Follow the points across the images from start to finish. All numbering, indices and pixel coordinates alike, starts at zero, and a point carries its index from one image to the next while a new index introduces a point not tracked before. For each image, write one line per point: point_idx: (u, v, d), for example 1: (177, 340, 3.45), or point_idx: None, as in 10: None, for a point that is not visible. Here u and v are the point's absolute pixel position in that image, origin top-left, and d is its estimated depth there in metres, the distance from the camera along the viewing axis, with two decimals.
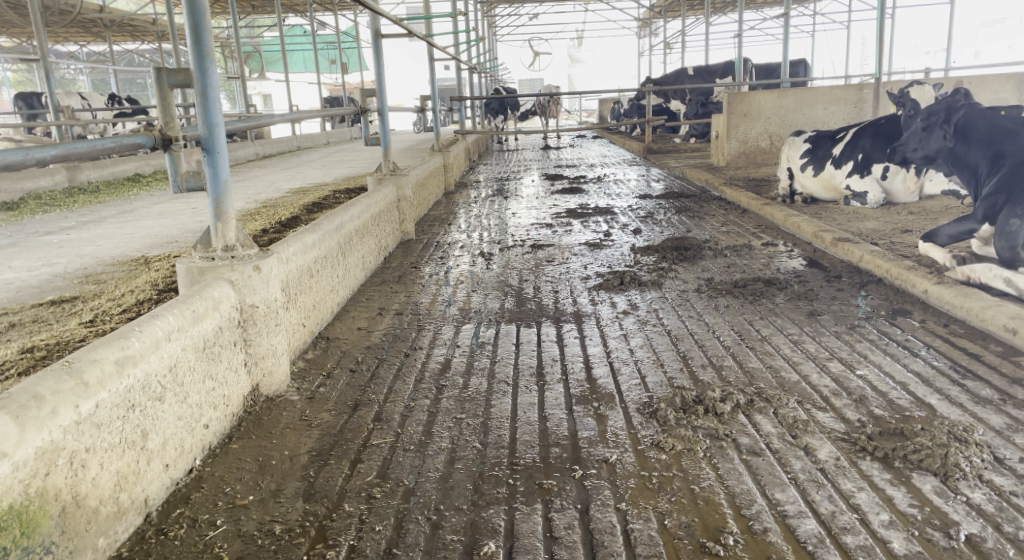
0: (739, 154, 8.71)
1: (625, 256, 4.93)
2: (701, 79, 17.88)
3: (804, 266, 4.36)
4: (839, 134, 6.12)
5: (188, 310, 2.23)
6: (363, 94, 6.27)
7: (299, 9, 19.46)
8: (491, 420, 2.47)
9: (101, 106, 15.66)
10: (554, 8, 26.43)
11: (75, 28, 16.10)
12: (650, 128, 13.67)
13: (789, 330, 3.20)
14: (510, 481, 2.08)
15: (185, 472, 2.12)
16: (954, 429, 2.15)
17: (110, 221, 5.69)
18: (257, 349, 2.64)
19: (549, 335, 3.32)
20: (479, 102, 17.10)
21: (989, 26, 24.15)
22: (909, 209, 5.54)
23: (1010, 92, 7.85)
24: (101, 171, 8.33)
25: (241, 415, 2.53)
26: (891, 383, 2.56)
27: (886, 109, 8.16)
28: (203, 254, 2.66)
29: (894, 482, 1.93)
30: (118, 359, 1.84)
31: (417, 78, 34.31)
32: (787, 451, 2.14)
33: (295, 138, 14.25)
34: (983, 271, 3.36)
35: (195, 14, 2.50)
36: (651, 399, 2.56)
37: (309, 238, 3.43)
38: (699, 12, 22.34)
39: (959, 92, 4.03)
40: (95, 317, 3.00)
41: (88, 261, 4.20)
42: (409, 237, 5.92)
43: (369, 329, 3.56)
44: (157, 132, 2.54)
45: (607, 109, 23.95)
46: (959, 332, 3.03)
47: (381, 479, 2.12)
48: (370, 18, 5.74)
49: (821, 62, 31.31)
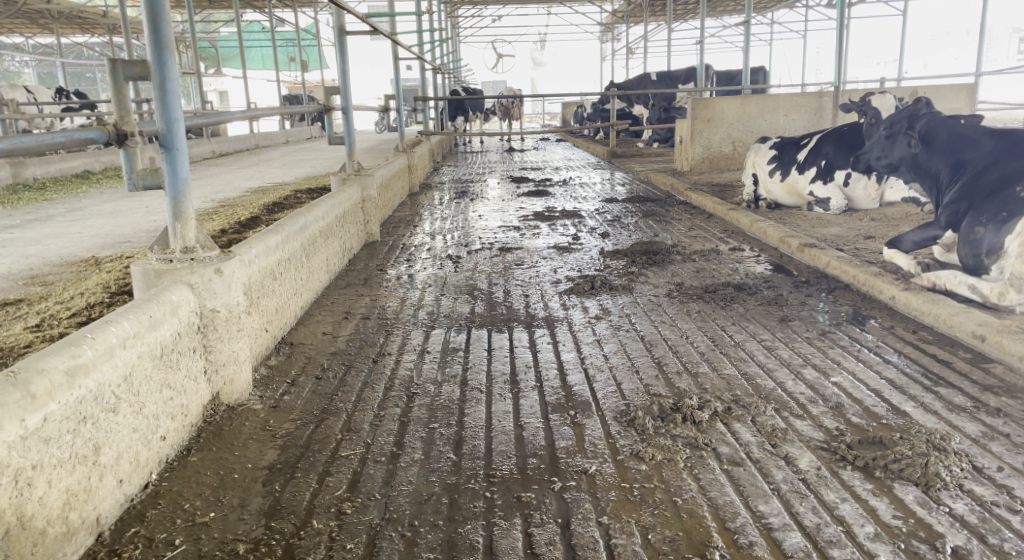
0: (703, 159, 8.77)
1: (594, 260, 4.89)
2: (664, 84, 18.09)
3: (771, 271, 4.39)
4: (803, 141, 6.19)
5: (144, 315, 2.10)
6: (326, 91, 6.10)
7: (259, 5, 19.06)
8: (465, 430, 2.39)
9: (49, 101, 15.11)
10: (518, 11, 26.43)
11: (21, 19, 15.45)
12: (615, 131, 13.74)
13: (761, 336, 3.20)
14: (487, 494, 2.00)
15: (140, 488, 1.99)
16: (932, 438, 2.15)
17: (57, 220, 5.43)
18: (217, 355, 2.51)
19: (521, 341, 3.25)
20: (442, 103, 17.01)
21: (937, 39, 25.13)
22: (871, 215, 5.65)
23: (963, 102, 8.08)
24: (48, 168, 8.00)
25: (200, 426, 2.39)
26: (866, 390, 2.55)
27: (845, 117, 8.31)
28: (160, 255, 2.50)
29: (877, 493, 1.92)
30: (69, 368, 1.71)
31: (378, 78, 34.00)
32: (767, 460, 2.11)
33: (254, 136, 13.94)
34: (948, 277, 3.42)
35: (153, 4, 2.38)
36: (628, 407, 2.51)
37: (271, 239, 3.30)
38: (660, 18, 22.60)
39: (921, 100, 4.09)
40: (42, 321, 2.82)
41: (34, 262, 3.98)
42: (374, 239, 5.79)
43: (335, 334, 3.44)
44: (111, 126, 2.39)
45: (570, 113, 24.06)
46: (927, 339, 3.06)
47: (351, 494, 2.02)
48: (336, 15, 5.60)
49: (778, 70, 32.05)
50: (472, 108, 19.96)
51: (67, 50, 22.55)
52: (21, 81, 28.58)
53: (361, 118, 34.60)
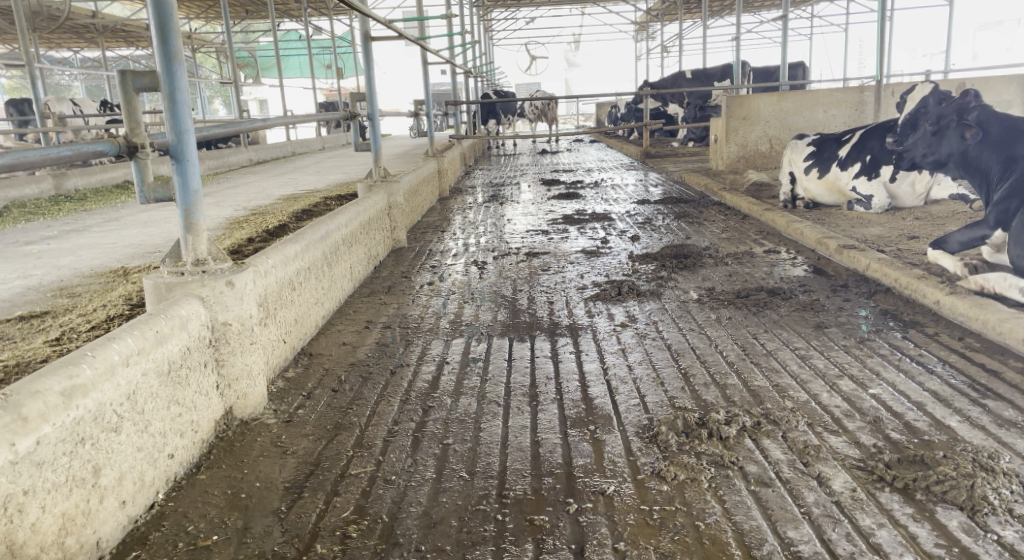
0: (738, 158, 8.53)
1: (623, 264, 4.76)
2: (700, 82, 17.77)
3: (807, 274, 4.22)
4: (844, 136, 5.96)
5: (150, 330, 2.06)
6: (354, 98, 6.04)
7: (296, 14, 19.37)
8: (480, 446, 2.30)
9: (94, 112, 15.58)
10: (552, 13, 26.33)
11: (68, 34, 15.95)
12: (649, 131, 13.49)
13: (795, 344, 3.04)
14: (499, 516, 1.91)
15: (145, 508, 1.96)
16: (979, 457, 1.99)
17: (93, 231, 5.52)
18: (230, 370, 2.47)
19: (543, 350, 3.15)
20: (476, 107, 17.04)
21: (987, 28, 24.23)
22: (916, 213, 5.40)
23: (1014, 93, 7.70)
24: (89, 179, 8.19)
25: (212, 442, 2.36)
26: (907, 402, 2.39)
27: (888, 112, 8.00)
28: (172, 268, 2.47)
29: (917, 518, 1.77)
30: (65, 389, 1.67)
31: (412, 82, 34.19)
32: (798, 481, 1.97)
33: (290, 144, 14.14)
34: (997, 280, 3.20)
35: (161, 13, 2.34)
36: (651, 421, 2.39)
37: (290, 249, 3.26)
38: (695, 14, 22.20)
39: (968, 93, 3.90)
40: (62, 335, 2.83)
41: (65, 273, 4.04)
42: (401, 245, 5.77)
43: (355, 344, 3.40)
44: (122, 139, 2.37)
45: (604, 113, 23.87)
46: (976, 347, 2.87)
47: (358, 515, 1.95)
48: (361, 21, 5.55)
49: (818, 65, 31.25)
50: (504, 110, 19.94)
51: (111, 63, 23.14)
52: (71, 94, 29.63)
53: (395, 123, 34.86)
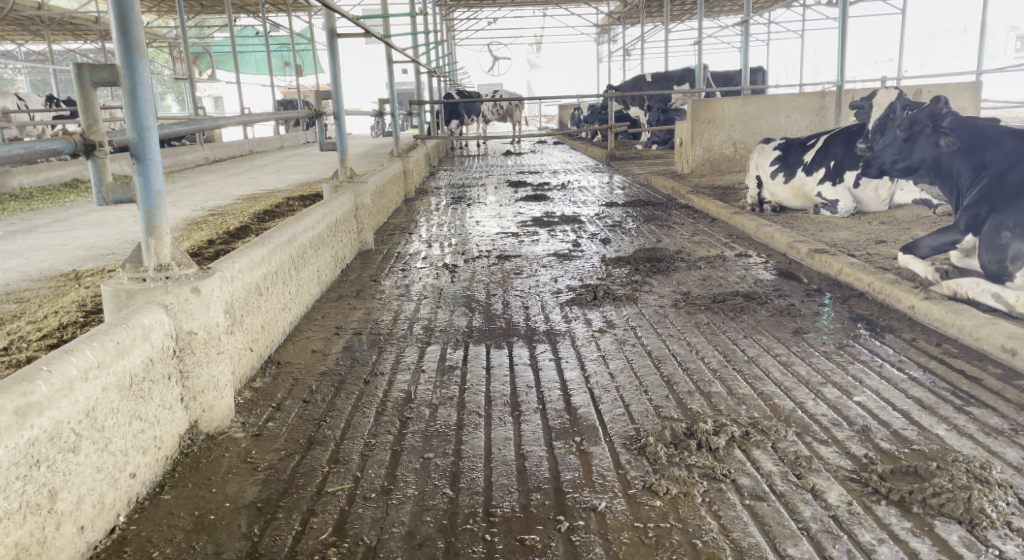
0: (703, 161, 8.59)
1: (596, 268, 4.71)
2: (662, 85, 17.93)
3: (780, 278, 4.22)
4: (809, 142, 6.05)
5: (110, 341, 1.91)
6: (318, 96, 5.86)
7: (253, 10, 18.90)
8: (463, 459, 2.21)
9: (40, 107, 14.95)
10: (514, 14, 26.28)
11: (10, 25, 15.24)
12: (613, 132, 13.51)
13: (775, 350, 3.02)
14: (487, 536, 1.83)
15: (105, 533, 1.81)
16: (971, 468, 1.98)
17: (41, 231, 5.25)
18: (195, 382, 2.33)
19: (521, 357, 3.08)
20: (439, 108, 16.89)
21: (935, 37, 25.02)
22: (881, 218, 5.48)
23: (968, 101, 7.91)
24: (35, 177, 7.80)
25: (176, 459, 2.21)
26: (894, 411, 2.38)
27: (849, 118, 8.13)
28: (132, 274, 2.32)
29: (917, 532, 1.75)
30: (19, 408, 1.52)
31: (373, 79, 33.81)
32: (793, 494, 1.93)
33: (247, 142, 13.77)
34: (970, 285, 3.25)
35: (121, 3, 2.19)
36: (638, 432, 2.33)
37: (257, 252, 3.11)
38: (657, 19, 22.40)
39: (939, 100, 3.95)
40: (10, 344, 2.63)
41: (11, 277, 3.81)
42: (368, 247, 5.62)
43: (325, 351, 3.27)
44: (78, 137, 2.22)
45: (567, 116, 23.94)
46: (954, 353, 2.89)
47: (337, 538, 1.84)
48: (326, 18, 5.38)
49: (775, 70, 31.91)
50: (467, 110, 19.80)
51: (59, 57, 22.28)
52: (14, 87, 28.50)
53: (357, 123, 34.39)
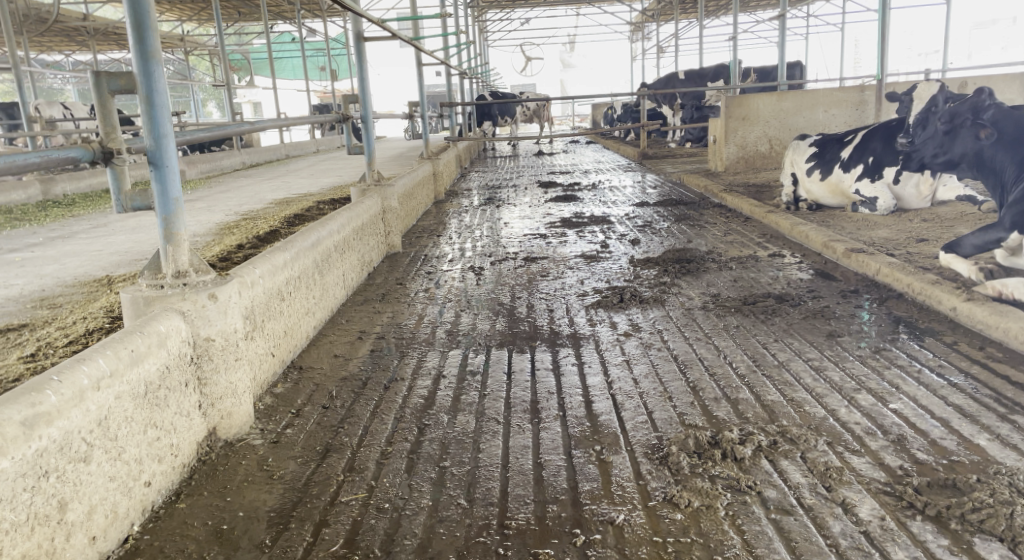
0: (737, 159, 8.36)
1: (624, 269, 4.63)
2: (696, 82, 17.67)
3: (814, 279, 4.09)
4: (847, 138, 5.87)
5: (124, 349, 1.91)
6: (346, 100, 5.89)
7: (288, 16, 19.18)
8: (479, 468, 2.17)
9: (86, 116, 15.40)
10: (546, 15, 26.22)
11: (57, 37, 15.72)
12: (644, 132, 13.02)
13: (808, 355, 2.91)
14: (500, 550, 1.78)
15: (118, 542, 1.81)
16: (1015, 482, 1.87)
17: (80, 237, 5.38)
18: (213, 388, 2.33)
19: (543, 362, 3.02)
20: (472, 109, 16.93)
21: (982, 28, 24.20)
22: (922, 215, 5.27)
23: (1016, 92, 7.60)
24: (77, 184, 8.02)
25: (194, 466, 2.21)
26: (932, 419, 2.26)
27: (889, 112, 7.90)
28: (151, 281, 2.33)
29: (954, 551, 1.65)
30: (26, 419, 1.52)
31: (407, 82, 34.05)
32: (822, 508, 1.84)
33: (283, 146, 13.98)
34: (1016, 286, 3.08)
35: (137, 11, 2.19)
36: (660, 441, 2.26)
37: (279, 257, 3.11)
38: (691, 15, 22.10)
39: (982, 91, 3.80)
40: (37, 350, 2.67)
41: (47, 283, 3.89)
42: (395, 251, 5.62)
43: (348, 356, 3.25)
44: (96, 144, 2.24)
45: (601, 115, 23.77)
46: (998, 357, 2.74)
47: (348, 549, 1.81)
48: (354, 22, 5.40)
49: (814, 64, 31.22)
50: (500, 111, 19.80)
51: (104, 67, 22.87)
52: (62, 97, 29.51)
53: (391, 126, 34.69)
